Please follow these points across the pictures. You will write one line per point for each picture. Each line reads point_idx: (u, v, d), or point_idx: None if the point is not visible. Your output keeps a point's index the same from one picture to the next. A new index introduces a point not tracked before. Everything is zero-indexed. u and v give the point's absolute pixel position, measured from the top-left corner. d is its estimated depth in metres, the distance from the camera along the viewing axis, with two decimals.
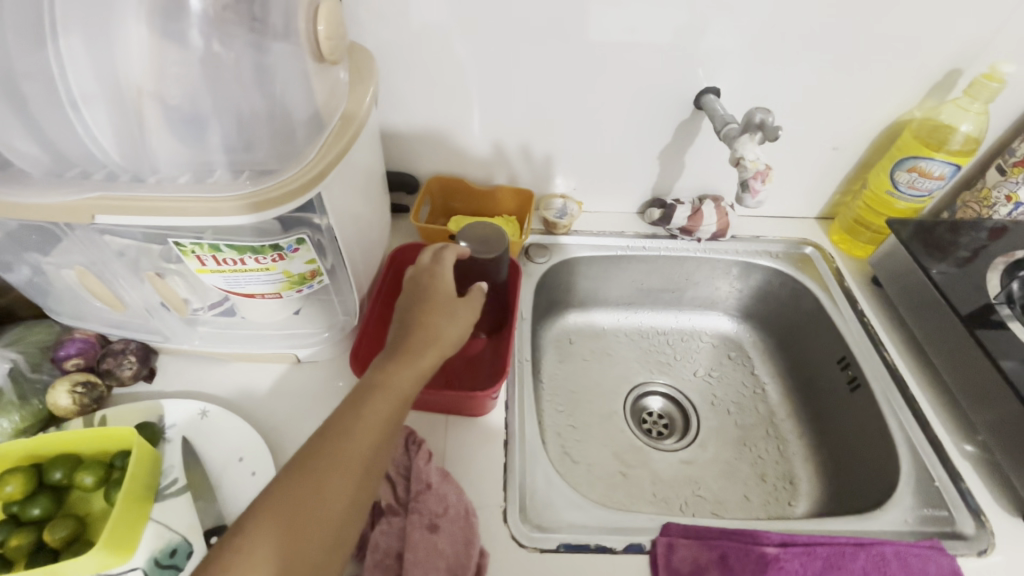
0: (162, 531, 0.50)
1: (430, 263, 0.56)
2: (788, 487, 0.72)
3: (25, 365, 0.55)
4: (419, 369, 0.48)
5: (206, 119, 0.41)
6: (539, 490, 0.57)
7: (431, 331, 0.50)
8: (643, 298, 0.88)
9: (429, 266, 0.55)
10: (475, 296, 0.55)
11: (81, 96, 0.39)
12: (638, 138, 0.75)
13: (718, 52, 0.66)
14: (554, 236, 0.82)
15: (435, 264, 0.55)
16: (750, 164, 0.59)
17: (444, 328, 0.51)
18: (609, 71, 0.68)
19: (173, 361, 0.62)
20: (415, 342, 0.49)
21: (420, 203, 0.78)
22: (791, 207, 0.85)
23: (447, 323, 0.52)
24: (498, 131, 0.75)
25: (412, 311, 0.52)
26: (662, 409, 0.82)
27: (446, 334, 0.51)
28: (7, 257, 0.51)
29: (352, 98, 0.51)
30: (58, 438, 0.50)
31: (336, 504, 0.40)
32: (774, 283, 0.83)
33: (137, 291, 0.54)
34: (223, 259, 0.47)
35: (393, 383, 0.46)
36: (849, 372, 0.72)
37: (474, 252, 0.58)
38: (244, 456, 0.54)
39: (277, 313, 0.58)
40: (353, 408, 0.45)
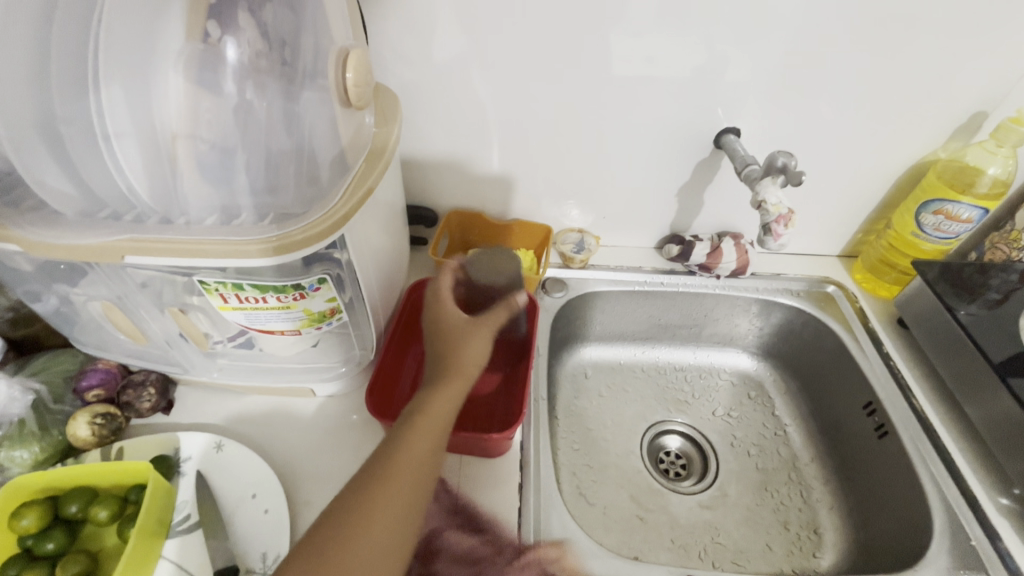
0: (172, 569, 0.50)
1: (433, 294, 0.57)
2: (812, 536, 0.69)
3: (47, 396, 0.56)
4: (456, 394, 0.49)
5: (234, 163, 0.42)
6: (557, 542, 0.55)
7: (456, 358, 0.50)
8: (660, 334, 0.87)
9: (433, 300, 0.56)
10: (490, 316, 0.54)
11: (113, 133, 0.39)
12: (656, 176, 0.76)
13: (738, 94, 0.66)
14: (571, 270, 0.82)
15: (435, 295, 0.57)
16: (772, 208, 0.59)
17: (469, 353, 0.51)
18: (628, 111, 0.69)
19: (191, 391, 0.63)
20: (445, 366, 0.50)
21: (439, 237, 0.79)
22: (812, 245, 0.85)
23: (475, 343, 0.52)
24: (518, 167, 0.76)
25: (439, 340, 0.52)
26: (680, 449, 0.80)
27: (471, 359, 0.51)
28: (37, 288, 0.53)
29: (376, 140, 0.52)
30: (76, 472, 0.50)
31: (389, 533, 0.41)
32: (795, 321, 0.81)
33: (159, 324, 0.55)
34: (245, 297, 0.48)
35: (431, 414, 0.46)
36: (876, 419, 0.69)
37: (472, 275, 0.55)
38: (256, 493, 0.54)
39: (293, 345, 0.57)
40: (395, 441, 0.45)
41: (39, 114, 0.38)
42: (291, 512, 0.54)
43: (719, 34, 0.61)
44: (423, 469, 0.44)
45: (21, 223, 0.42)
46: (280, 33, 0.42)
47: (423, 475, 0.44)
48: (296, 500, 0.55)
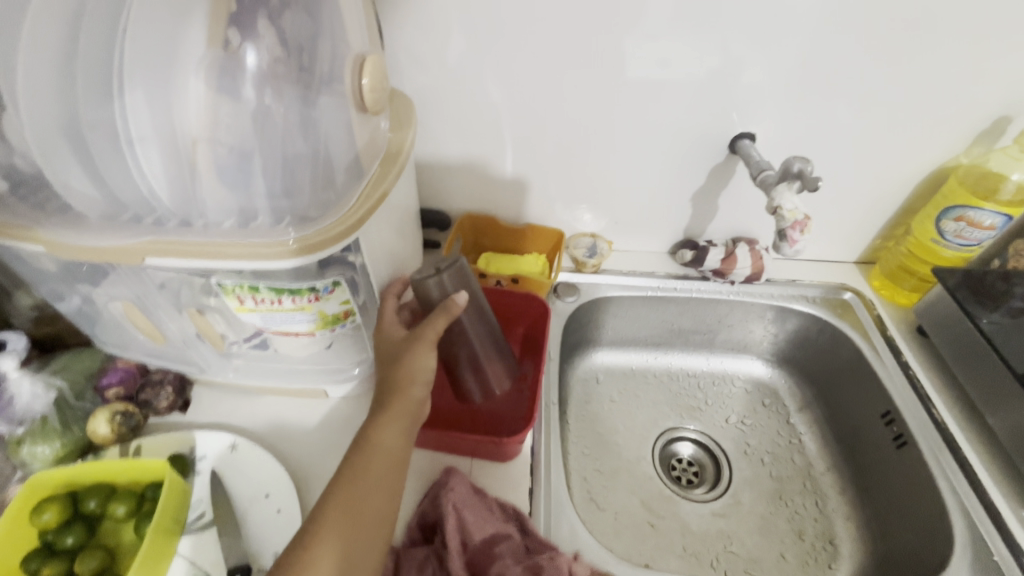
0: (187, 566, 0.50)
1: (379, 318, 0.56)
2: (828, 548, 0.68)
3: (69, 392, 0.57)
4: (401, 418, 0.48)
5: (252, 167, 0.42)
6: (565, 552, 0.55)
7: (400, 376, 0.49)
8: (673, 339, 0.86)
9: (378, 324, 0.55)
10: (428, 327, 0.50)
11: (137, 137, 0.40)
12: (670, 181, 0.75)
13: (754, 99, 0.66)
14: (583, 275, 0.82)
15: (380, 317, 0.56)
16: (788, 214, 0.59)
17: (412, 368, 0.49)
18: (642, 115, 0.69)
19: (207, 391, 0.64)
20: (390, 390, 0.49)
21: (451, 240, 0.79)
22: (828, 251, 0.83)
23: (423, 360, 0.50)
24: (531, 171, 0.76)
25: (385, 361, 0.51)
26: (692, 456, 0.79)
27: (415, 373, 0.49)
28: (61, 288, 0.54)
29: (391, 145, 0.52)
30: (94, 468, 0.51)
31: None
32: (811, 328, 0.80)
33: (177, 324, 0.56)
34: (262, 298, 0.49)
35: (376, 446, 0.46)
36: (894, 429, 0.68)
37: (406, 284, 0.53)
38: (269, 493, 0.55)
39: (308, 346, 0.57)
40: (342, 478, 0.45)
41: (67, 120, 0.39)
42: (304, 512, 0.54)
43: (734, 38, 0.61)
44: (377, 494, 0.45)
45: (48, 225, 0.43)
46: (298, 40, 0.43)
47: (390, 485, 0.46)
48: (308, 500, 0.55)
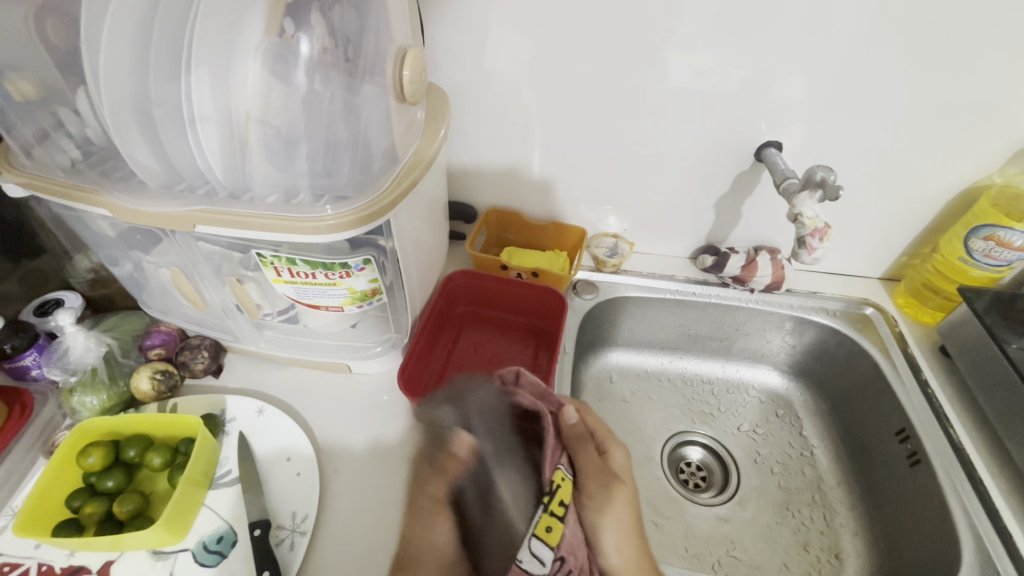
0: (211, 517, 0.54)
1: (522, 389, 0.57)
2: (833, 561, 0.68)
3: (117, 349, 0.62)
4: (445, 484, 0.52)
5: (298, 146, 0.46)
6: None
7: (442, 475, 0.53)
8: (689, 344, 0.87)
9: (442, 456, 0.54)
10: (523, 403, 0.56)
11: (198, 116, 0.44)
12: (695, 187, 0.76)
13: (783, 109, 0.67)
14: (603, 274, 0.83)
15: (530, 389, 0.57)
16: (808, 222, 0.59)
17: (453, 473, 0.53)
18: (670, 120, 0.70)
19: (239, 359, 0.68)
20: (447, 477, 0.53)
21: (476, 233, 0.82)
22: (851, 266, 0.83)
23: (440, 524, 0.50)
24: (557, 170, 0.78)
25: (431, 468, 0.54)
26: (701, 461, 0.80)
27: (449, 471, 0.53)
28: (116, 253, 0.59)
29: (426, 135, 0.55)
30: (136, 420, 0.55)
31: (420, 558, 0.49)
32: (829, 341, 0.80)
33: (217, 294, 0.59)
34: (297, 271, 0.52)
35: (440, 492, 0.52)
36: (908, 446, 0.67)
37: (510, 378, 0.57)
38: (291, 457, 0.58)
39: (335, 325, 0.62)
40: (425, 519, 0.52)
41: (137, 95, 0.43)
42: (322, 477, 0.57)
43: (767, 47, 0.62)
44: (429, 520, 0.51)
45: (113, 190, 0.47)
46: (345, 31, 0.46)
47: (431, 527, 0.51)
48: (326, 467, 0.58)
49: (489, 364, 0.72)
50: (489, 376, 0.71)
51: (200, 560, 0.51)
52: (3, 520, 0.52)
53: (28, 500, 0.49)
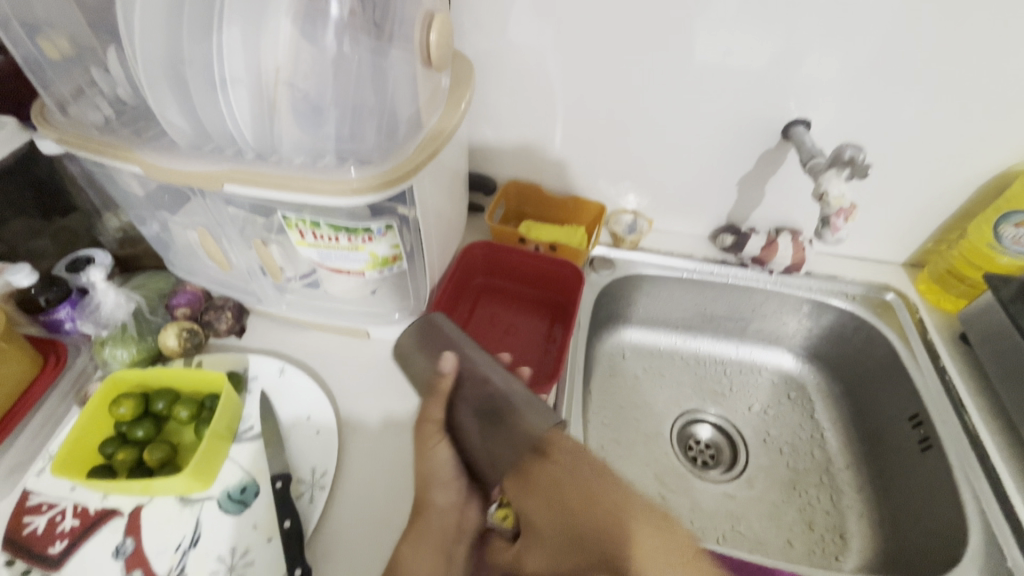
0: (235, 469, 0.56)
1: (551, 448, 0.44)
2: (837, 540, 0.69)
3: (145, 306, 0.63)
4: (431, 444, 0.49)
5: (325, 109, 0.46)
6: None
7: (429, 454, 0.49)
8: (704, 324, 0.87)
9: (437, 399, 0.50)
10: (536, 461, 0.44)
11: (230, 79, 0.44)
12: (718, 164, 0.75)
13: (813, 85, 0.65)
14: (620, 251, 0.83)
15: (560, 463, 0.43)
16: (833, 202, 0.58)
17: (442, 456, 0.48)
18: (696, 94, 0.68)
19: (261, 321, 0.70)
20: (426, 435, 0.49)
21: (495, 205, 0.81)
22: (874, 250, 0.81)
23: (441, 449, 0.49)
24: (578, 144, 0.77)
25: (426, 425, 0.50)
26: (710, 439, 0.80)
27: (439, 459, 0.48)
28: (145, 214, 0.60)
29: (451, 100, 0.55)
30: (165, 375, 0.57)
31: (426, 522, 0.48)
32: (847, 325, 0.79)
33: (242, 256, 0.61)
34: (320, 234, 0.52)
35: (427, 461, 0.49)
36: (921, 431, 0.67)
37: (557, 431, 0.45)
38: (311, 415, 0.60)
39: (356, 290, 0.62)
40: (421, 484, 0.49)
41: (169, 53, 0.44)
42: (340, 436, 0.59)
43: (801, 21, 0.60)
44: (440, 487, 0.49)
45: (144, 148, 0.48)
46: None
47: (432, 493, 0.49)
48: (344, 426, 0.60)
49: (504, 334, 0.73)
50: (504, 346, 0.72)
51: (224, 508, 0.53)
52: (41, 462, 0.55)
53: (64, 445, 0.52)
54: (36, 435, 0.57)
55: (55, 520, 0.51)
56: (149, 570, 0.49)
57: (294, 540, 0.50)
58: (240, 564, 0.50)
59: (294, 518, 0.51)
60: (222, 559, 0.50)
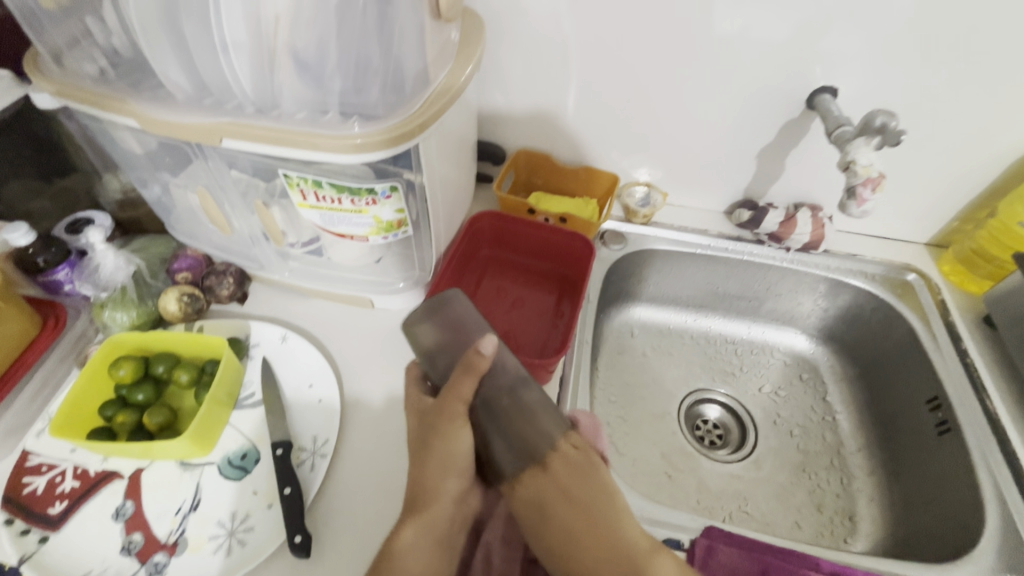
0: (236, 435, 0.55)
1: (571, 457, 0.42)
2: (846, 523, 0.68)
3: (145, 270, 0.62)
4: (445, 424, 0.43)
5: (326, 62, 0.44)
6: (659, 540, 0.54)
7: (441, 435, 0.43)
8: (716, 303, 0.85)
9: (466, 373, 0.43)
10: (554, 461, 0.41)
11: (230, 44, 0.42)
12: (737, 135, 0.72)
13: (842, 51, 0.61)
14: (632, 225, 0.81)
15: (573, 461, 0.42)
16: (861, 170, 0.55)
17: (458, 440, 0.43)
18: (717, 59, 0.65)
19: (264, 288, 0.68)
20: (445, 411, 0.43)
21: (504, 175, 0.79)
22: (897, 229, 0.78)
23: (463, 434, 0.43)
24: (591, 113, 0.74)
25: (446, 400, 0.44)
26: (719, 419, 0.79)
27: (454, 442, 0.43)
28: (145, 175, 0.58)
29: (460, 58, 0.52)
30: (164, 339, 0.56)
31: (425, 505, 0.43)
32: (865, 306, 0.76)
33: (245, 221, 0.59)
34: (323, 196, 0.50)
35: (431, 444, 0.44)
36: (939, 415, 0.65)
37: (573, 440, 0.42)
38: (313, 383, 0.59)
39: (361, 258, 0.61)
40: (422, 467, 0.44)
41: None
42: (342, 405, 0.58)
43: None
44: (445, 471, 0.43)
45: (140, 100, 0.46)
46: None
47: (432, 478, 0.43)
48: (348, 395, 0.59)
49: (511, 308, 0.71)
50: (510, 319, 0.70)
51: (225, 474, 0.52)
52: (40, 424, 0.54)
53: (62, 406, 0.51)
54: (35, 397, 0.56)
55: (55, 481, 0.51)
56: (149, 533, 0.49)
57: (294, 508, 0.49)
58: (240, 529, 0.49)
59: (294, 485, 0.50)
60: (222, 524, 0.49)
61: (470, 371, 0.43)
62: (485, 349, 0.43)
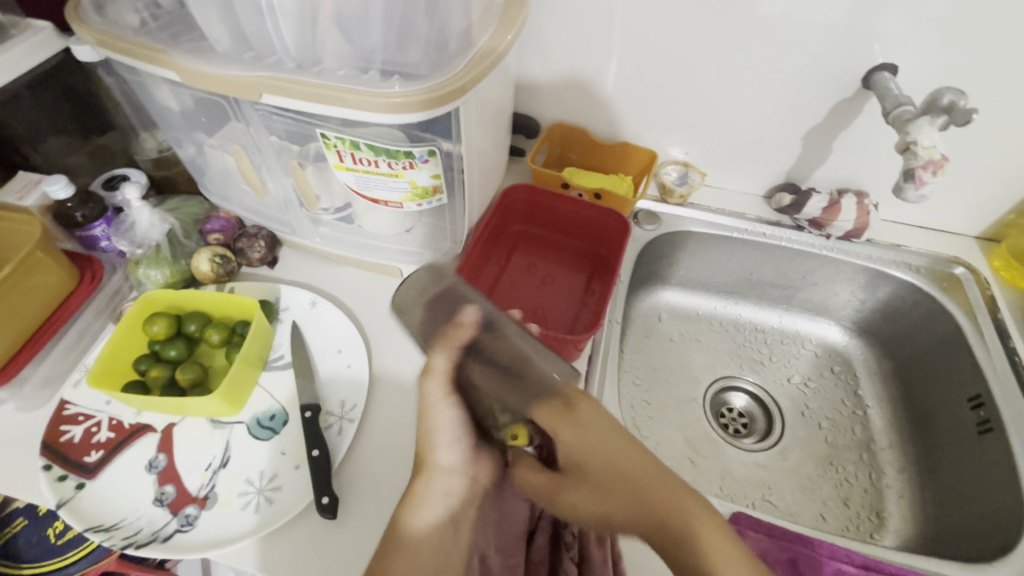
0: (266, 396, 0.56)
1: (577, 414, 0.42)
2: (873, 518, 0.66)
3: (179, 231, 0.62)
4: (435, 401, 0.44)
5: (370, 17, 0.42)
6: None
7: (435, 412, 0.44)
8: (748, 290, 0.83)
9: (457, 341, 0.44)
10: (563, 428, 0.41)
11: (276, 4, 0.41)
12: (784, 115, 0.69)
13: (906, 25, 0.57)
14: (667, 205, 0.78)
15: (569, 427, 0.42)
16: (922, 151, 0.53)
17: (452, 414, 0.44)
18: (769, 31, 0.62)
19: (294, 253, 0.68)
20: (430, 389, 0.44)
21: (537, 148, 0.77)
22: (947, 220, 0.74)
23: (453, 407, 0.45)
24: (631, 86, 0.72)
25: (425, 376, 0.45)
26: (744, 408, 0.77)
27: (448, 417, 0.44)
28: (180, 133, 0.58)
29: (503, 20, 0.50)
30: (197, 297, 0.57)
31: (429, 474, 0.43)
32: (906, 299, 0.74)
33: (278, 184, 0.58)
34: (360, 158, 0.49)
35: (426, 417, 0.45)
36: (981, 414, 0.63)
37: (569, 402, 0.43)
38: (341, 349, 0.59)
39: (392, 227, 0.60)
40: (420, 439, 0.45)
41: None
42: (370, 372, 0.58)
43: None
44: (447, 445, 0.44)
45: (181, 52, 0.46)
46: None
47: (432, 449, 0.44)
48: (375, 363, 0.59)
49: (540, 285, 0.70)
50: (540, 296, 0.69)
51: (254, 433, 0.53)
52: (78, 374, 0.55)
53: (99, 357, 0.52)
54: (72, 349, 0.58)
55: (91, 431, 0.52)
56: (180, 486, 0.50)
57: (322, 470, 0.49)
58: (268, 488, 0.49)
59: (323, 447, 0.51)
60: (251, 483, 0.50)
61: (448, 340, 0.45)
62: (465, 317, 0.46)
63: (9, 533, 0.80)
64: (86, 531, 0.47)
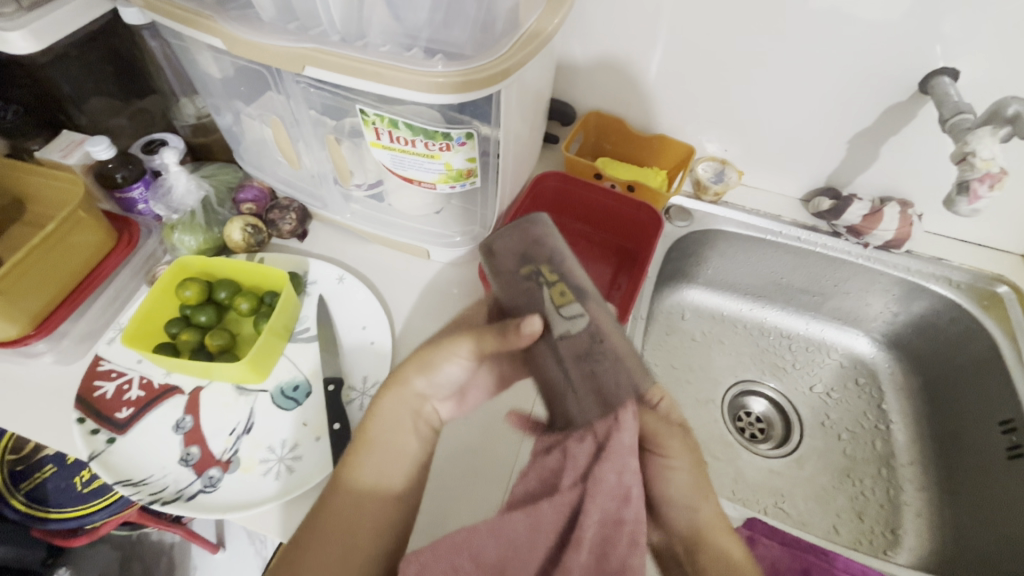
0: (290, 367, 0.56)
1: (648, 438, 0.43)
2: (887, 535, 0.65)
3: (213, 198, 0.63)
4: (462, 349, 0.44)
5: None
6: None
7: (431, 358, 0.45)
8: (776, 294, 0.81)
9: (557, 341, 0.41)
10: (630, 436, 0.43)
11: None
12: (830, 116, 0.66)
13: (973, 27, 0.54)
14: (701, 202, 0.77)
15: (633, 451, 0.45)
16: (980, 163, 0.51)
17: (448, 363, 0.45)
18: (822, 27, 0.59)
19: (324, 228, 0.69)
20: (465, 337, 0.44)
21: (573, 136, 0.76)
22: (994, 236, 0.71)
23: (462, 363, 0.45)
24: (674, 76, 0.70)
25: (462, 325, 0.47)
26: (763, 413, 0.76)
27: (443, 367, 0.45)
28: (219, 101, 0.58)
29: (552, 2, 0.49)
30: (229, 265, 0.58)
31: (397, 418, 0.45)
32: (942, 315, 0.71)
33: (314, 157, 0.59)
34: (397, 136, 0.49)
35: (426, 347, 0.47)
36: (1012, 438, 0.61)
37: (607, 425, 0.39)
38: (366, 325, 0.59)
39: (423, 208, 0.60)
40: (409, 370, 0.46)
41: None
42: (393, 350, 0.58)
43: None
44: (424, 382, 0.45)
45: (227, 19, 0.46)
46: None
47: (410, 379, 0.45)
48: (399, 341, 0.59)
49: None
50: None
51: (277, 403, 0.54)
52: (112, 333, 0.57)
53: (133, 318, 0.54)
54: (108, 308, 0.59)
55: (123, 389, 0.54)
56: (204, 448, 0.51)
57: (342, 444, 0.50)
58: (289, 457, 0.50)
59: (344, 421, 0.51)
60: (272, 450, 0.51)
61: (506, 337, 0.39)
62: (523, 328, 0.38)
63: (39, 478, 0.85)
64: (115, 484, 0.48)
